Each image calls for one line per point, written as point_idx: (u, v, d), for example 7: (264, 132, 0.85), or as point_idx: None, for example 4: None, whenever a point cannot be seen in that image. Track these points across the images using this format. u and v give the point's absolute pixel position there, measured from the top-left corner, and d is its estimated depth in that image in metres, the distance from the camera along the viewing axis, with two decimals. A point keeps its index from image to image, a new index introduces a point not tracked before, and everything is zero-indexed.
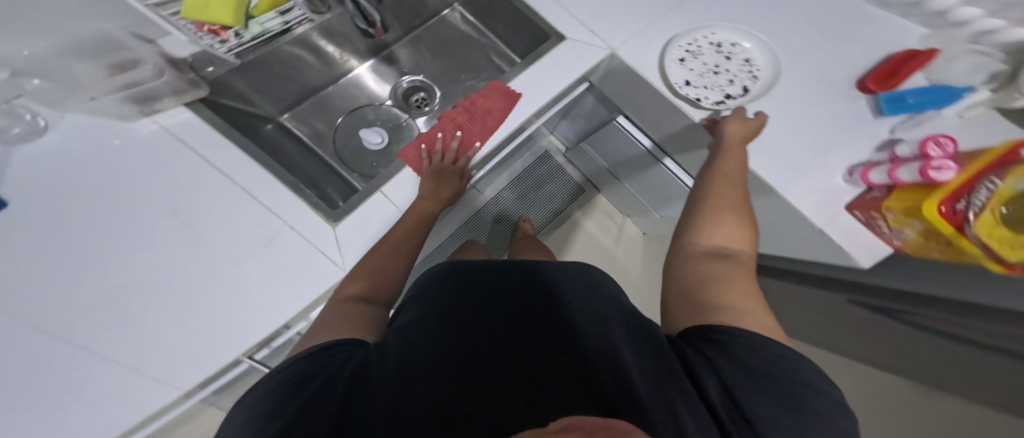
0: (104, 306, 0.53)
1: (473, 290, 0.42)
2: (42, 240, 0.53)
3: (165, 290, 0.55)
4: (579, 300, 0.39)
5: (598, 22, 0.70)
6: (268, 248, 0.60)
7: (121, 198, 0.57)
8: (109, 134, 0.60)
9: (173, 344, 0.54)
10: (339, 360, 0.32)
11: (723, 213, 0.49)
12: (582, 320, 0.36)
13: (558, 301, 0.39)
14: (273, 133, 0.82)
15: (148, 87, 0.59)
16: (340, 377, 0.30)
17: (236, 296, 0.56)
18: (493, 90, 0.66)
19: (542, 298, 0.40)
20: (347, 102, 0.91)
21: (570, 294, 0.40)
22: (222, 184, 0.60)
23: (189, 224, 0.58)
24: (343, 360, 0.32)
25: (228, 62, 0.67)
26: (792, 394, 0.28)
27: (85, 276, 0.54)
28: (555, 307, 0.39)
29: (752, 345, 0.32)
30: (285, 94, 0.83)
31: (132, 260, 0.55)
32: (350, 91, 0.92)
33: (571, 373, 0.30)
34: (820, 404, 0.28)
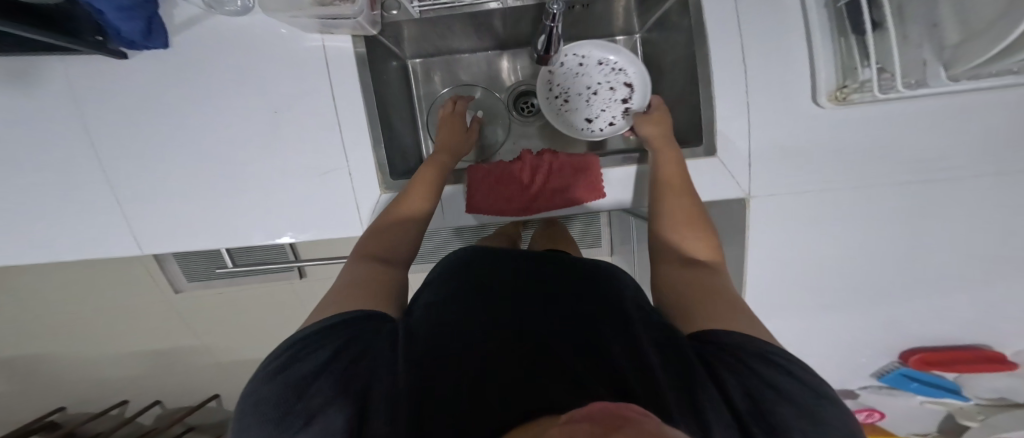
0: (172, 142, 0.64)
1: (498, 267, 0.45)
2: (179, 78, 0.63)
3: (218, 151, 0.65)
4: (574, 294, 0.41)
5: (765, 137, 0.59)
6: (304, 172, 0.66)
7: (233, 67, 0.63)
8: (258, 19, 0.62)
9: (191, 200, 0.66)
10: (339, 354, 0.35)
11: (686, 226, 0.56)
12: (586, 314, 0.38)
13: (559, 291, 0.42)
14: (394, 71, 0.73)
15: (341, 24, 0.58)
16: (345, 370, 0.33)
17: (262, 193, 0.67)
18: (579, 169, 0.65)
19: (543, 283, 0.42)
20: (472, 74, 0.82)
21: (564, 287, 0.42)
22: (313, 93, 0.64)
23: (267, 110, 0.64)
24: (345, 353, 0.35)
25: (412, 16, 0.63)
26: (808, 407, 0.30)
27: (178, 112, 0.63)
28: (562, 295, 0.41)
29: (773, 364, 0.33)
30: (427, 43, 0.75)
31: (214, 127, 0.64)
32: (479, 65, 0.82)
33: (589, 361, 0.32)
34: (832, 413, 0.29)
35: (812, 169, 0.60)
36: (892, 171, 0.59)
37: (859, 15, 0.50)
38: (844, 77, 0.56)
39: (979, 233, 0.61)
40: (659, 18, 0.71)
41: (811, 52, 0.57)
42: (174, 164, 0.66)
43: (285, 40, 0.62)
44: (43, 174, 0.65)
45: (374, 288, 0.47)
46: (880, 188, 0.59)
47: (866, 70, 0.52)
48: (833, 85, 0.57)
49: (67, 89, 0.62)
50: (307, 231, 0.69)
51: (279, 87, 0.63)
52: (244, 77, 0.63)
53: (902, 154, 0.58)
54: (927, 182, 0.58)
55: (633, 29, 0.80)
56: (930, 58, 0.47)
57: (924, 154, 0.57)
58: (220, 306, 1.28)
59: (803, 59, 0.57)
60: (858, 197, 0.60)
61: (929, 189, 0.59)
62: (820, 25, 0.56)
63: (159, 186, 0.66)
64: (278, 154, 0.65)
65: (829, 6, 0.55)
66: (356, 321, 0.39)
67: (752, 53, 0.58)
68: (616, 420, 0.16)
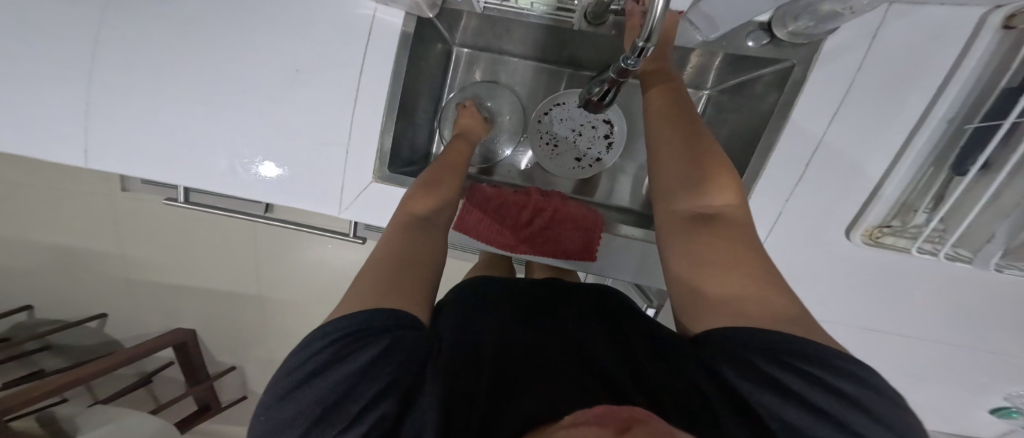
0: (178, 57, 0.58)
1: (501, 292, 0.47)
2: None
3: (221, 86, 0.59)
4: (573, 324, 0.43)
5: (795, 241, 0.54)
6: (300, 142, 0.60)
7: (269, 10, 0.58)
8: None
9: (170, 130, 0.60)
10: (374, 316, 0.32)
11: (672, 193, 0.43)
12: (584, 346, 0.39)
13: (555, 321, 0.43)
14: (436, 54, 0.69)
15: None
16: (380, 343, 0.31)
17: (248, 147, 0.60)
18: (584, 226, 0.58)
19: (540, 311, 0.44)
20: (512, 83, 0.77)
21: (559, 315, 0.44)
22: (342, 62, 0.59)
23: (290, 63, 0.59)
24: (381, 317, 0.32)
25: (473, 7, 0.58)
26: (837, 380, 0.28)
27: (194, 30, 0.58)
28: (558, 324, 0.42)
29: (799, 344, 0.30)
30: (484, 37, 0.70)
31: (224, 58, 0.59)
32: (523, 72, 0.76)
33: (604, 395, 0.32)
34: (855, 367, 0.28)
35: (814, 292, 0.56)
36: (896, 320, 0.55)
37: (971, 153, 0.42)
38: (895, 214, 0.51)
39: (948, 382, 0.59)
40: (740, 83, 0.63)
41: (891, 168, 0.50)
42: (170, 75, 0.59)
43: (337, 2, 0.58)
44: (10, 41, 0.57)
45: (417, 253, 0.42)
46: (868, 328, 0.57)
47: (921, 217, 0.48)
48: (877, 220, 0.51)
49: None
50: (276, 193, 0.61)
51: (312, 37, 0.58)
52: (276, 16, 0.58)
53: (912, 306, 0.54)
54: (925, 337, 0.55)
55: (703, 86, 0.70)
56: (999, 236, 0.41)
57: (932, 317, 0.54)
58: (163, 230, 1.18)
59: (875, 175, 0.50)
60: (846, 329, 0.57)
61: (905, 342, 0.57)
62: (924, 143, 0.48)
63: (141, 88, 0.59)
64: (283, 102, 0.59)
65: (955, 123, 0.46)
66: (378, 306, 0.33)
67: (824, 154, 0.51)
68: (630, 427, 0.20)
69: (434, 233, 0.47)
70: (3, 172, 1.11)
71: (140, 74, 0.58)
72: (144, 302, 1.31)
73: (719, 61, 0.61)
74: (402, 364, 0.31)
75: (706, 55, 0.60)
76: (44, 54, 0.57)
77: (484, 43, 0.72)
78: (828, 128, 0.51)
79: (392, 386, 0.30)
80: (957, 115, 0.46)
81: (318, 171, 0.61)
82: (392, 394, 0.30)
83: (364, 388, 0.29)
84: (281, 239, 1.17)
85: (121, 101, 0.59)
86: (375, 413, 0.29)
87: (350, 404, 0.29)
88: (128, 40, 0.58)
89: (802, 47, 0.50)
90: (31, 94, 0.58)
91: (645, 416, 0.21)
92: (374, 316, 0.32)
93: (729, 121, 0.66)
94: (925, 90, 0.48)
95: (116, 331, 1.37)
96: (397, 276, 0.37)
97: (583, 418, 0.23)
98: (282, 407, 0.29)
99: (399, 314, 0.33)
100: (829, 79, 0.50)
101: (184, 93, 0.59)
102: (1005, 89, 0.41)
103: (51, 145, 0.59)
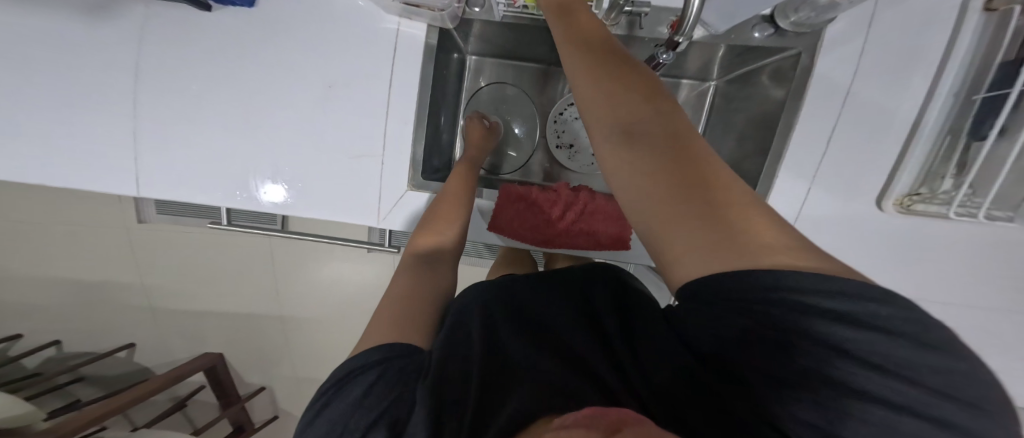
0: (214, 85, 0.61)
1: (509, 299, 0.48)
2: (240, 23, 0.60)
3: (258, 108, 0.62)
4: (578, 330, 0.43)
5: (829, 216, 0.55)
6: (336, 155, 0.62)
7: (300, 33, 0.61)
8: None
9: (211, 155, 0.63)
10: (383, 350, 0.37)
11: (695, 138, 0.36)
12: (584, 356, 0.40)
13: (561, 330, 0.43)
14: (454, 64, 0.71)
15: (422, 12, 0.57)
16: (387, 374, 0.35)
17: (287, 164, 0.63)
18: (617, 217, 0.60)
19: (548, 318, 0.45)
20: (526, 86, 0.78)
21: (567, 321, 0.44)
22: (373, 77, 0.61)
23: (322, 81, 0.61)
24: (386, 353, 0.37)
25: (492, 16, 0.61)
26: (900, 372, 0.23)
27: (230, 58, 0.61)
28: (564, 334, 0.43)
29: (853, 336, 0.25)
30: (495, 44, 0.72)
31: (260, 83, 0.61)
32: (535, 76, 0.77)
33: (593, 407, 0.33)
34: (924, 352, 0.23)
35: (846, 267, 0.56)
36: (928, 290, 0.56)
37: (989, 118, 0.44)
38: (921, 183, 0.52)
39: (994, 347, 0.59)
40: (747, 72, 0.62)
41: (908, 140, 0.51)
42: (210, 104, 0.62)
43: (361, 13, 0.60)
44: (59, 82, 0.60)
45: (422, 300, 0.46)
46: (900, 300, 0.57)
47: (948, 183, 0.49)
48: (904, 189, 0.52)
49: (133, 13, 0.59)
50: (314, 208, 0.63)
51: (339, 56, 0.61)
52: (307, 38, 0.61)
53: (942, 273, 0.55)
54: (963, 302, 0.56)
55: (708, 77, 0.70)
56: None
57: (961, 283, 0.55)
58: (182, 258, 1.18)
59: (895, 150, 0.52)
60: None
61: (939, 311, 0.57)
62: (936, 116, 0.50)
63: (179, 119, 0.62)
64: (315, 118, 0.62)
65: (961, 95, 0.48)
66: (385, 351, 0.37)
67: (841, 134, 0.53)
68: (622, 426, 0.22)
69: (438, 274, 0.51)
70: (31, 211, 1.14)
71: (181, 105, 0.61)
72: (172, 329, 1.32)
73: (726, 52, 0.61)
74: (389, 394, 0.34)
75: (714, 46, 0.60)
76: (89, 93, 0.60)
77: (498, 51, 0.74)
78: (848, 105, 0.52)
79: (380, 415, 0.33)
80: (961, 88, 0.48)
81: (356, 183, 0.63)
82: (380, 423, 0.32)
83: (357, 420, 0.33)
84: (300, 255, 1.18)
85: (165, 130, 0.62)
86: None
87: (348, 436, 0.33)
88: (169, 72, 0.61)
89: (804, 36, 0.52)
90: (75, 133, 0.61)
91: (636, 418, 0.24)
92: (371, 355, 0.37)
93: (736, 111, 0.66)
94: (926, 67, 0.50)
95: (147, 359, 1.40)
96: (407, 320, 0.42)
97: (571, 420, 0.25)
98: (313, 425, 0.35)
99: (396, 347, 0.37)
100: (837, 61, 0.52)
101: (223, 119, 0.62)
102: (1004, 63, 0.43)
103: (99, 179, 0.62)
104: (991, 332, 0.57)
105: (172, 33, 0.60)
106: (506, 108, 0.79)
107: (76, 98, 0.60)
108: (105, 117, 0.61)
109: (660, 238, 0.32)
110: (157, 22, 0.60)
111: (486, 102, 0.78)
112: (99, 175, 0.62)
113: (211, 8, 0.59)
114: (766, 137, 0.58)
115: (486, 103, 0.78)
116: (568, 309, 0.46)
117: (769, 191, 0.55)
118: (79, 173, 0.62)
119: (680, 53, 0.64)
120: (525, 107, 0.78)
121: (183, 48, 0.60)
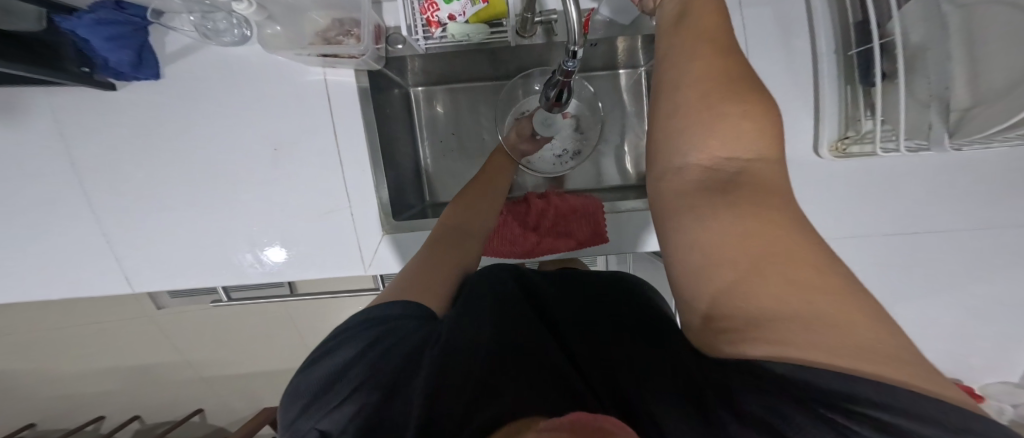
0: (171, 186, 0.62)
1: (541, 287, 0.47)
2: (175, 118, 0.60)
3: (216, 192, 0.62)
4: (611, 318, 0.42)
5: (808, 168, 0.51)
6: (302, 216, 0.62)
7: (232, 108, 0.59)
8: (256, 66, 0.58)
9: (189, 244, 0.64)
10: (401, 322, 0.37)
11: (704, 121, 0.32)
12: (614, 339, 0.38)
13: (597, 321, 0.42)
14: (397, 99, 0.68)
15: (345, 61, 0.54)
16: (397, 345, 0.34)
17: (259, 235, 0.63)
18: (587, 212, 0.58)
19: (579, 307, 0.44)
20: (474, 99, 0.74)
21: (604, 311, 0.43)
22: (316, 133, 0.60)
23: (269, 149, 0.61)
24: (405, 325, 0.37)
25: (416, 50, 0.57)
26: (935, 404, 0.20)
27: (176, 155, 0.61)
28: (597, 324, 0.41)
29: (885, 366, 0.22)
30: (433, 72, 0.69)
31: (211, 167, 0.61)
32: (479, 89, 0.74)
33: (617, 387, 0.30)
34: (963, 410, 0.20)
35: (839, 217, 0.53)
36: (925, 225, 0.52)
37: None
38: (845, 126, 0.49)
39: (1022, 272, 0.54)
40: None
41: (816, 101, 0.50)
42: (171, 204, 0.63)
43: (287, 73, 0.58)
44: (29, 213, 0.62)
45: (446, 280, 0.45)
46: (905, 236, 0.53)
47: (868, 122, 0.47)
48: (834, 134, 0.49)
49: (78, 134, 0.60)
50: (303, 271, 0.64)
51: (280, 120, 0.60)
52: (241, 112, 0.60)
53: (940, 200, 0.51)
54: (969, 232, 0.52)
55: (639, 64, 0.66)
56: (935, 123, 0.44)
57: (961, 208, 0.51)
58: (210, 330, 1.22)
59: (844, 100, 0.49)
60: (885, 245, 0.54)
61: (946, 240, 0.53)
62: (828, 73, 0.49)
63: (154, 223, 0.63)
64: (278, 189, 0.62)
65: (839, 52, 0.48)
66: (401, 319, 0.37)
67: (783, 88, 0.50)
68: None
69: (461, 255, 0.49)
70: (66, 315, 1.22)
71: (148, 207, 0.63)
72: (225, 392, 1.41)
73: (641, 42, 0.59)
74: (393, 354, 0.33)
75: (630, 37, 0.57)
76: (61, 218, 0.62)
77: (434, 75, 0.70)
78: (790, 56, 0.50)
79: (377, 374, 0.32)
80: (836, 47, 0.48)
81: (329, 238, 0.63)
82: (376, 383, 0.32)
83: (354, 371, 0.32)
84: (314, 311, 1.19)
85: (138, 231, 0.63)
86: (359, 398, 0.31)
87: (343, 385, 0.32)
88: (127, 183, 0.62)
89: None
90: (61, 256, 0.63)
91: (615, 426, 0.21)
92: (388, 314, 0.38)
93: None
94: (801, 31, 0.50)
95: (216, 419, 1.50)
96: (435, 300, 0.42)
97: (553, 426, 0.22)
98: (312, 370, 0.34)
99: (411, 310, 0.38)
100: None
101: (187, 212, 0.63)
102: (856, 24, 0.46)
103: (96, 288, 0.65)
104: (1012, 250, 0.53)
105: (119, 145, 0.61)
106: (460, 126, 0.75)
107: (51, 223, 0.62)
108: (82, 235, 0.63)
109: (694, 270, 0.30)
110: (100, 137, 0.60)
111: (439, 126, 0.75)
112: (96, 286, 0.65)
113: (115, 84, 0.59)
114: None
115: (439, 126, 0.75)
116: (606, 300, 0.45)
117: None
118: (83, 292, 0.65)
119: (596, 49, 0.60)
120: (477, 119, 0.74)
121: (133, 160, 0.61)
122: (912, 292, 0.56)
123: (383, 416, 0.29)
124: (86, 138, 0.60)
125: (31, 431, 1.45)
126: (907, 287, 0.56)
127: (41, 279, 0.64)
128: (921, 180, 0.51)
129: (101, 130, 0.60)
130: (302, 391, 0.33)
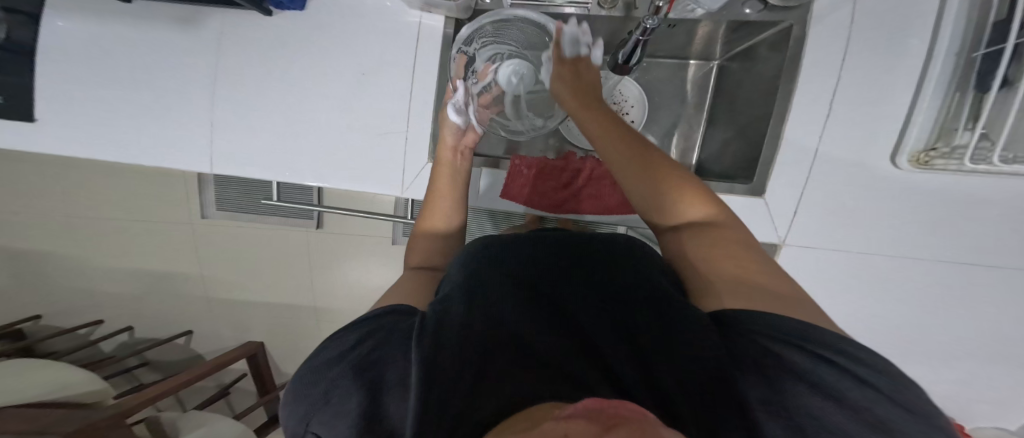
0: (262, 78, 0.71)
1: (528, 254, 0.40)
2: (287, 25, 0.70)
3: (298, 94, 0.70)
4: (597, 300, 0.38)
5: (840, 177, 0.54)
6: (362, 133, 0.69)
7: (333, 29, 0.69)
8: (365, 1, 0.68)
9: (261, 136, 0.71)
10: (375, 318, 0.34)
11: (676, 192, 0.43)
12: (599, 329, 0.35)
13: (584, 302, 0.37)
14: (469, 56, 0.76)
15: (440, 4, 0.63)
16: (377, 340, 0.32)
17: (321, 142, 0.70)
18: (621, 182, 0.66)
19: (568, 282, 0.39)
20: None
21: (592, 290, 0.39)
22: (397, 66, 0.68)
23: (354, 71, 0.69)
24: (382, 321, 0.34)
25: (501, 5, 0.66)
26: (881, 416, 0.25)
27: (277, 54, 0.70)
28: (583, 307, 0.37)
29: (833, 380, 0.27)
30: None
31: (300, 73, 0.70)
32: None
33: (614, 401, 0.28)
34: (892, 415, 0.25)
35: (858, 227, 0.55)
36: (945, 248, 0.55)
37: (990, 73, 0.43)
38: (937, 138, 0.50)
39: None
40: (747, 49, 0.63)
41: (880, 109, 0.52)
42: (258, 95, 0.71)
43: (389, 12, 0.68)
44: (145, 84, 0.72)
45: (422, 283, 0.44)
46: (913, 260, 0.56)
47: (965, 135, 0.47)
48: (919, 146, 0.50)
49: (204, 24, 0.71)
50: (350, 182, 0.70)
51: (368, 49, 0.68)
52: (341, 37, 0.69)
53: (964, 228, 0.53)
54: (981, 264, 0.55)
55: (712, 57, 0.69)
56: None
57: (980, 239, 0.54)
58: (233, 248, 1.29)
59: (895, 115, 0.52)
60: (895, 263, 0.56)
61: (955, 269, 0.56)
62: (941, 74, 0.49)
63: (238, 109, 0.71)
64: (351, 106, 0.69)
65: (963, 54, 0.47)
66: (385, 314, 0.35)
67: (840, 97, 0.53)
68: (617, 423, 0.17)
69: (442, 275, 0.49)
70: (108, 209, 1.30)
71: (237, 94, 0.71)
72: (225, 317, 1.46)
73: (723, 30, 0.62)
74: (377, 349, 0.31)
75: (713, 23, 0.60)
76: (168, 93, 0.72)
77: None
78: (845, 70, 0.52)
79: (365, 372, 0.30)
80: (963, 47, 0.47)
81: (383, 159, 0.69)
82: (360, 384, 0.29)
83: (340, 371, 0.30)
84: (331, 249, 1.24)
85: (224, 114, 0.72)
86: (347, 402, 0.29)
87: (327, 385, 0.30)
88: (229, 67, 0.71)
89: (795, 10, 0.53)
90: (157, 125, 0.72)
91: (631, 412, 0.18)
92: (372, 311, 0.35)
93: (740, 88, 0.65)
94: (923, 28, 0.49)
95: (200, 346, 1.54)
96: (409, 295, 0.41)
97: (569, 412, 0.20)
98: (298, 377, 0.33)
99: (394, 307, 0.36)
100: (830, 30, 0.52)
101: (265, 103, 0.71)
102: (999, 20, 0.43)
103: (176, 160, 0.73)
104: (1014, 285, 0.55)
105: (232, 36, 0.71)
106: None
107: (158, 98, 0.72)
108: (179, 112, 0.72)
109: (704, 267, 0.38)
110: (219, 27, 0.71)
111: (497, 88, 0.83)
112: (174, 158, 0.73)
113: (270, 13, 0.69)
114: (768, 100, 0.58)
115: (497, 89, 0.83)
116: (596, 276, 0.40)
117: (774, 154, 0.55)
118: (162, 162, 0.73)
119: (672, 32, 0.64)
120: None
121: (238, 50, 0.71)
122: (911, 308, 0.59)
123: (381, 413, 0.28)
124: (208, 26, 0.71)
125: (37, 322, 1.53)
126: (898, 306, 0.59)
127: (132, 143, 0.73)
128: (955, 204, 0.53)
129: (221, 23, 0.70)
130: (295, 399, 0.32)
